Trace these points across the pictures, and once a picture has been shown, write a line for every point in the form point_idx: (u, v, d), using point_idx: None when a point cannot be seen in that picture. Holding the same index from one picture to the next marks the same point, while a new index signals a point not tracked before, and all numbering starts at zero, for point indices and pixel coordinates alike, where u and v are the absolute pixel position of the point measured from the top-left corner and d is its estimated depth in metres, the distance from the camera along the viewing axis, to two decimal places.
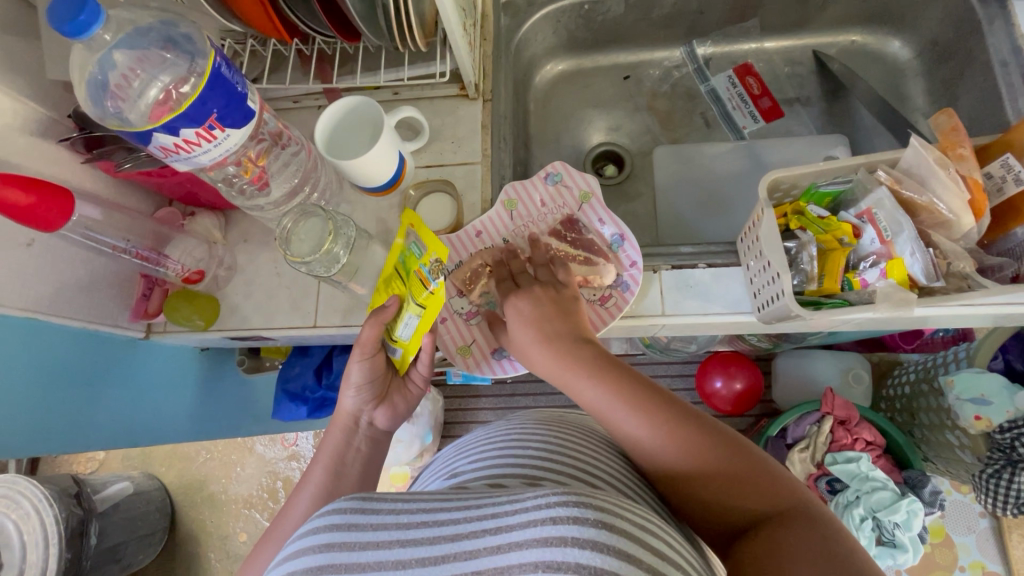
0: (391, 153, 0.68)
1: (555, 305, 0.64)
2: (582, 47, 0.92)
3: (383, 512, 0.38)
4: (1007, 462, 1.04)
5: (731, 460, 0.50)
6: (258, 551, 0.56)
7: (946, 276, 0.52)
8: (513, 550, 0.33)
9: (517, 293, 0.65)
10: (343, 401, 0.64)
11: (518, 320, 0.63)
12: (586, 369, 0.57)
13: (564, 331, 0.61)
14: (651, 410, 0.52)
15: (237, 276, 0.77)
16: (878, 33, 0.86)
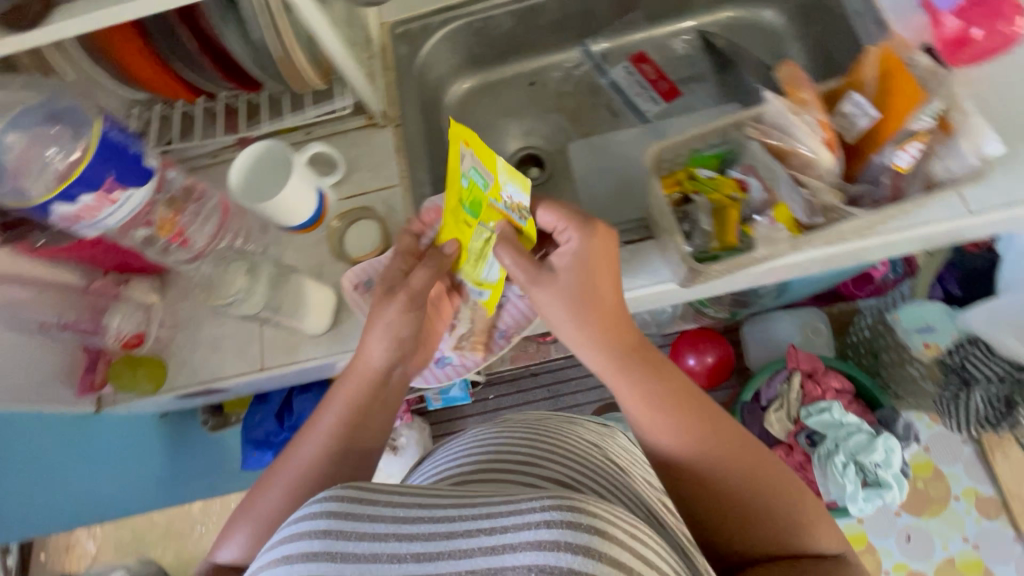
0: (307, 189, 0.72)
1: (610, 279, 0.59)
2: (484, 62, 0.96)
3: (378, 501, 0.34)
4: (962, 384, 1.06)
5: (756, 487, 0.50)
6: (260, 490, 0.55)
7: (822, 212, 0.56)
8: (507, 551, 0.30)
9: (583, 243, 0.59)
10: (372, 355, 0.59)
11: (566, 281, 0.58)
12: (635, 368, 0.55)
13: (620, 323, 0.57)
14: (688, 423, 0.52)
15: (179, 333, 0.78)
16: (752, 5, 0.92)
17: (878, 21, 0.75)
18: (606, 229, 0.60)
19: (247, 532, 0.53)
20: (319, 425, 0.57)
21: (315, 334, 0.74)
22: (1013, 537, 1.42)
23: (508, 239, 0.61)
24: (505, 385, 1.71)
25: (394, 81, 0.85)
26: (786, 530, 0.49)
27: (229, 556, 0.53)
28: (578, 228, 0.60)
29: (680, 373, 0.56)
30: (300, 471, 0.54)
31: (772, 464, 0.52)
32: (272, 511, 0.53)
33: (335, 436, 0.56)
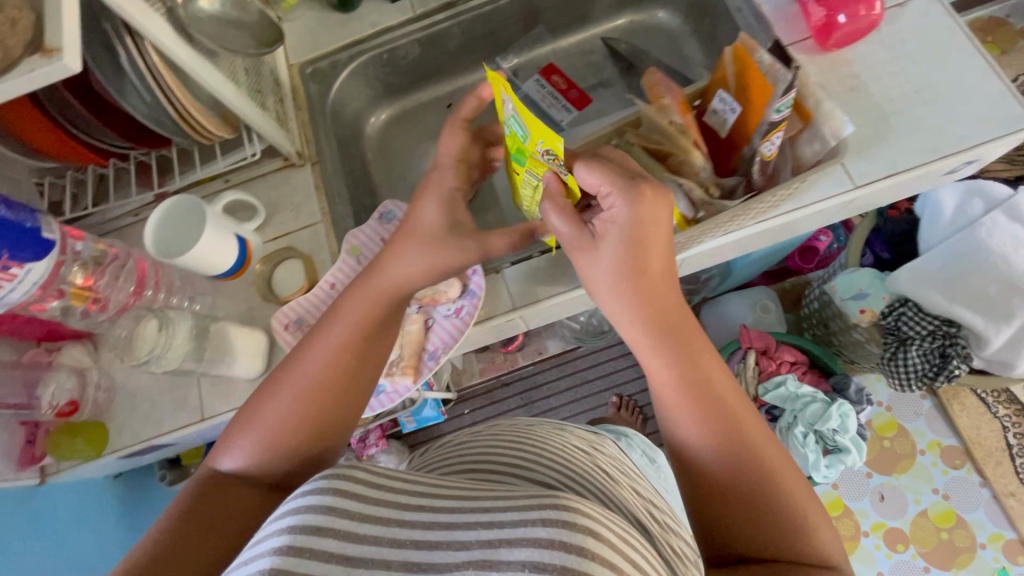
0: (227, 237, 0.73)
1: (661, 253, 0.54)
2: (400, 91, 0.99)
3: (384, 489, 0.34)
4: (899, 343, 1.10)
5: (768, 489, 0.47)
6: (264, 401, 0.55)
7: (703, 207, 0.59)
8: (504, 547, 0.30)
9: (628, 211, 0.53)
10: (392, 267, 0.63)
11: (607, 250, 0.54)
12: (670, 345, 0.52)
13: (665, 297, 0.54)
14: (709, 411, 0.50)
15: (118, 394, 0.78)
16: (648, 9, 0.97)
17: (756, 15, 0.79)
18: (654, 188, 0.54)
19: (251, 441, 0.53)
20: (325, 339, 0.59)
21: (251, 379, 0.75)
22: (980, 483, 1.47)
23: (556, 199, 0.57)
24: (479, 399, 1.68)
25: (308, 121, 0.87)
26: (791, 540, 0.45)
27: (229, 466, 0.53)
28: (623, 193, 0.53)
29: (718, 362, 0.53)
30: (310, 385, 0.55)
31: (790, 472, 0.49)
32: (281, 420, 0.54)
33: (347, 350, 0.58)
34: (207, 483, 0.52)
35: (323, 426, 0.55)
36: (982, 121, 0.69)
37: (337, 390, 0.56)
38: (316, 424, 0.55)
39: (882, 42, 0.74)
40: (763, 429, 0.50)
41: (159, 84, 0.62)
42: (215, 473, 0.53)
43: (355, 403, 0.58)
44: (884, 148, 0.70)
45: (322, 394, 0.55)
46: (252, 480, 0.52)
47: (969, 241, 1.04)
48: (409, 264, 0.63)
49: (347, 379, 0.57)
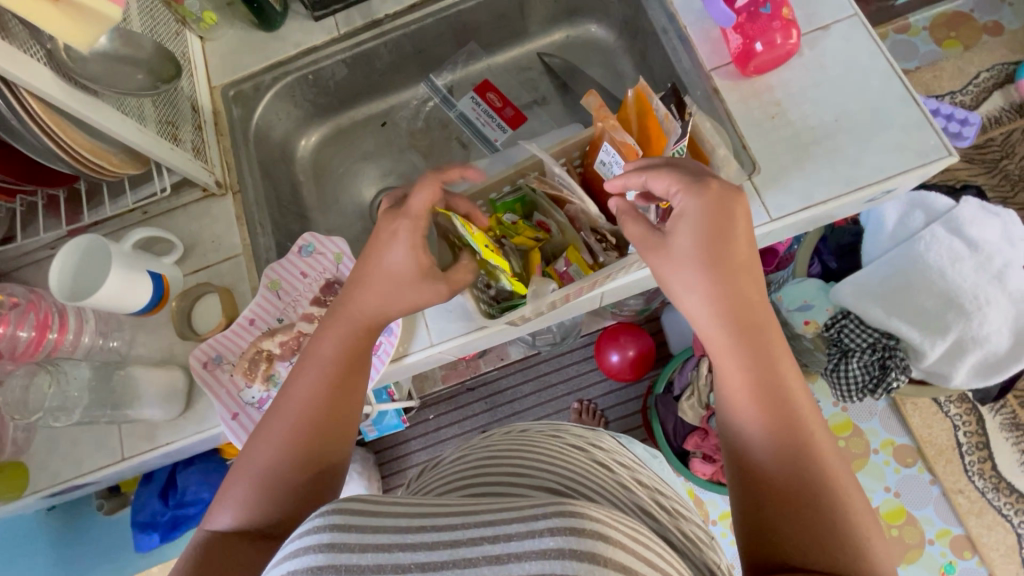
0: (138, 275, 0.71)
1: (744, 247, 0.50)
2: (331, 111, 0.97)
3: (381, 514, 0.34)
4: (841, 354, 1.11)
5: (830, 494, 0.43)
6: (252, 448, 0.53)
7: (603, 251, 0.64)
8: (513, 560, 0.30)
9: (700, 204, 0.50)
10: (368, 293, 0.58)
11: (682, 240, 0.50)
12: (738, 340, 0.48)
13: (746, 290, 0.49)
14: (774, 410, 0.46)
15: (37, 435, 0.77)
16: (583, 24, 0.94)
17: (681, 37, 0.78)
18: (724, 186, 0.50)
19: (242, 493, 0.50)
20: (308, 368, 0.55)
21: (169, 418, 0.74)
22: (930, 481, 1.39)
23: (626, 211, 0.56)
24: (443, 404, 1.63)
25: (229, 146, 0.84)
26: (854, 555, 0.41)
27: (225, 523, 0.49)
28: (688, 189, 0.51)
29: (792, 363, 0.48)
30: (296, 422, 0.52)
31: (854, 486, 0.44)
32: (274, 462, 0.51)
33: (334, 380, 0.55)
34: (207, 543, 0.48)
35: (320, 460, 0.52)
36: (896, 152, 0.69)
37: (328, 423, 0.53)
38: (310, 461, 0.52)
39: (804, 67, 0.73)
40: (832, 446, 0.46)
41: (44, 129, 0.60)
42: (210, 534, 0.49)
43: (347, 427, 0.55)
44: (799, 178, 0.69)
45: (313, 426, 0.53)
46: (253, 529, 0.49)
47: (906, 255, 1.05)
48: (382, 286, 0.58)
49: (332, 410, 0.54)
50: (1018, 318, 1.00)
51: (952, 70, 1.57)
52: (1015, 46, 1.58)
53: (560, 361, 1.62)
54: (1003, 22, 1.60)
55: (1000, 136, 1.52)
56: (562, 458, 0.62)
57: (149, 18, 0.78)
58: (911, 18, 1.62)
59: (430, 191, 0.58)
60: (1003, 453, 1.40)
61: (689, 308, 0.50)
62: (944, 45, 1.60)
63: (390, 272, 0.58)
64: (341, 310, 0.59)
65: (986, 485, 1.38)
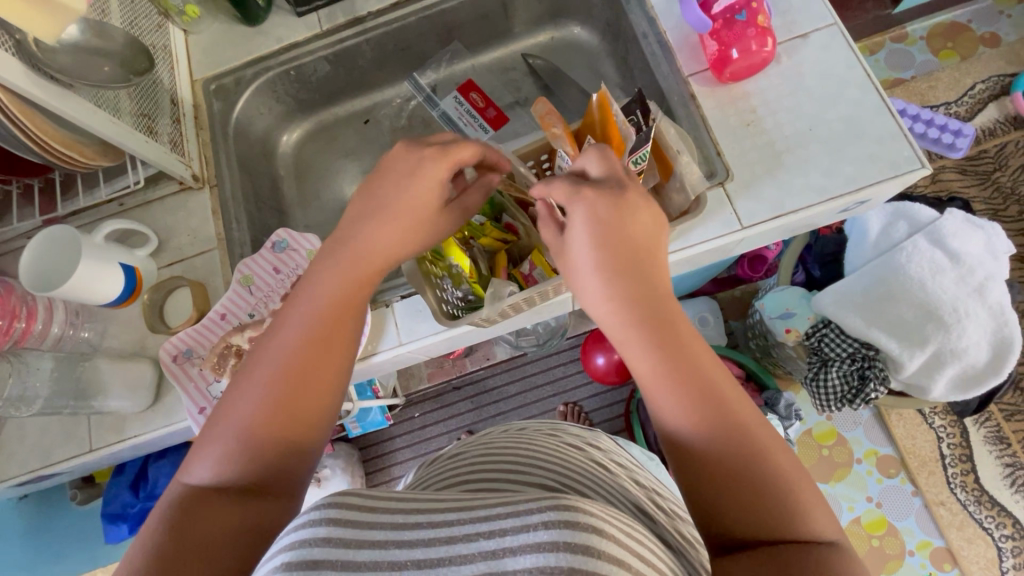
0: (109, 266, 0.71)
1: (638, 238, 0.49)
2: (313, 106, 0.97)
3: (379, 511, 0.34)
4: (821, 363, 1.11)
5: (758, 465, 0.40)
6: (232, 398, 0.47)
7: None
8: (508, 555, 0.31)
9: (585, 209, 0.50)
10: (371, 232, 0.55)
11: (576, 236, 0.50)
12: (639, 325, 0.46)
13: (640, 277, 0.48)
14: (688, 388, 0.43)
15: (7, 424, 0.77)
16: (567, 26, 0.94)
17: (661, 42, 0.78)
18: (601, 189, 0.50)
19: (222, 447, 0.45)
20: (298, 317, 0.50)
21: (138, 410, 0.74)
22: (912, 492, 1.38)
23: (545, 219, 0.56)
24: (429, 402, 1.63)
25: (208, 140, 0.84)
26: (795, 527, 0.38)
27: (204, 477, 0.44)
28: (570, 198, 0.50)
29: (697, 337, 0.46)
30: (282, 373, 0.47)
31: (784, 450, 0.42)
32: (256, 415, 0.45)
33: (320, 329, 0.50)
34: (181, 500, 0.43)
35: (306, 421, 0.47)
36: (868, 162, 0.68)
37: (322, 381, 0.48)
38: (296, 421, 0.46)
39: (781, 75, 0.73)
40: (757, 416, 0.43)
41: (13, 120, 0.61)
42: (184, 489, 0.43)
43: (338, 388, 0.50)
44: (771, 186, 0.69)
45: (296, 375, 0.47)
46: (232, 486, 0.44)
47: (887, 265, 1.05)
48: (387, 231, 0.55)
49: (318, 364, 0.48)
50: (998, 330, 1.00)
51: (948, 81, 1.57)
52: (1012, 58, 1.57)
53: (547, 363, 1.62)
54: (1000, 34, 1.59)
55: (993, 149, 1.51)
56: (553, 456, 0.62)
57: (129, 10, 0.78)
58: (908, 27, 1.61)
59: (406, 169, 0.56)
60: (987, 466, 1.39)
61: (594, 306, 0.49)
62: (941, 55, 1.59)
63: (381, 229, 0.55)
64: (350, 252, 0.54)
65: (968, 497, 1.37)
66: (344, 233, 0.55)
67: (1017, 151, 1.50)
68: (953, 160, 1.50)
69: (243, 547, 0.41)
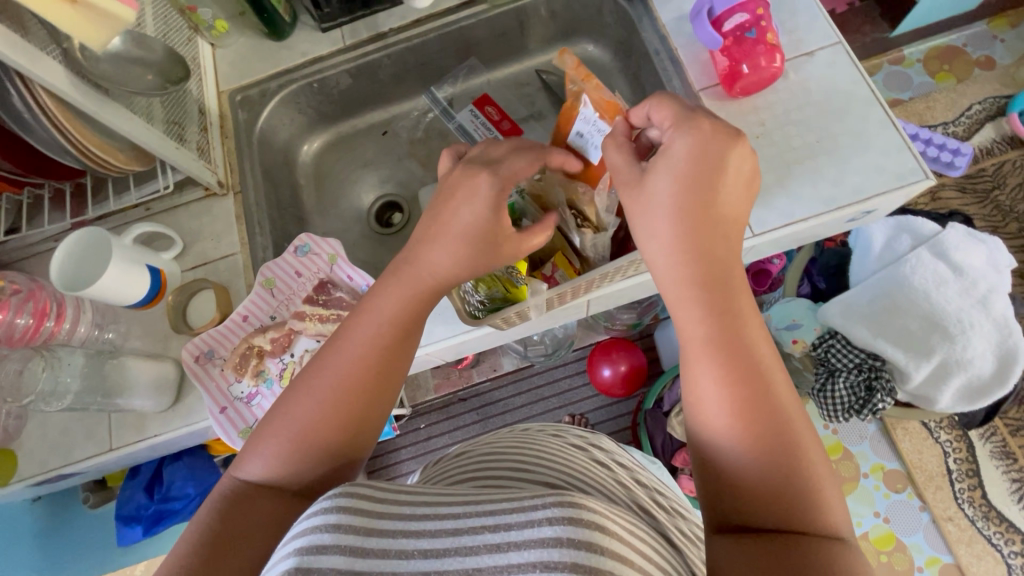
0: (137, 268, 0.73)
1: (727, 197, 0.50)
2: (334, 118, 0.99)
3: (390, 503, 0.37)
4: (828, 374, 1.11)
5: (791, 455, 0.41)
6: (289, 402, 0.51)
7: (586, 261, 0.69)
8: (513, 550, 0.33)
9: (688, 141, 0.50)
10: (432, 258, 0.56)
11: (659, 186, 0.50)
12: (702, 294, 0.47)
13: (712, 244, 0.48)
14: (736, 366, 0.44)
15: (29, 422, 0.77)
16: (581, 43, 0.98)
17: (672, 59, 0.81)
18: (714, 125, 0.50)
19: (277, 448, 0.49)
20: (358, 328, 0.53)
21: (159, 410, 0.75)
22: (920, 507, 1.37)
23: (616, 138, 0.57)
24: (435, 414, 1.63)
25: (233, 148, 0.87)
26: (808, 515, 0.40)
27: (256, 473, 0.49)
28: (678, 125, 0.51)
29: (756, 319, 0.47)
30: (340, 385, 0.51)
31: (814, 446, 0.43)
32: (315, 421, 0.49)
33: (380, 340, 0.53)
34: (231, 493, 0.48)
35: (355, 425, 0.50)
36: (874, 173, 0.71)
37: (373, 392, 0.52)
38: (349, 429, 0.50)
39: (790, 90, 0.76)
40: (796, 407, 0.44)
41: (55, 123, 0.63)
42: (237, 483, 0.48)
43: (389, 395, 0.53)
44: (782, 196, 0.72)
45: (355, 388, 0.51)
46: (284, 487, 0.48)
47: (891, 278, 1.08)
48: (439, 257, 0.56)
49: (371, 380, 0.52)
50: (1003, 342, 1.02)
51: (945, 102, 1.61)
52: (1007, 81, 1.61)
53: (552, 375, 1.63)
54: (994, 57, 1.64)
55: (991, 167, 1.55)
56: (561, 458, 0.65)
57: (162, 24, 0.81)
58: (905, 50, 1.65)
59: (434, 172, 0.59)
60: (995, 482, 1.39)
61: (657, 259, 0.50)
62: (937, 77, 1.63)
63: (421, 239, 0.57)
64: (417, 269, 0.56)
65: (976, 513, 1.36)
66: (410, 255, 0.58)
67: (1014, 170, 1.53)
68: (952, 178, 1.53)
69: (269, 537, 0.46)
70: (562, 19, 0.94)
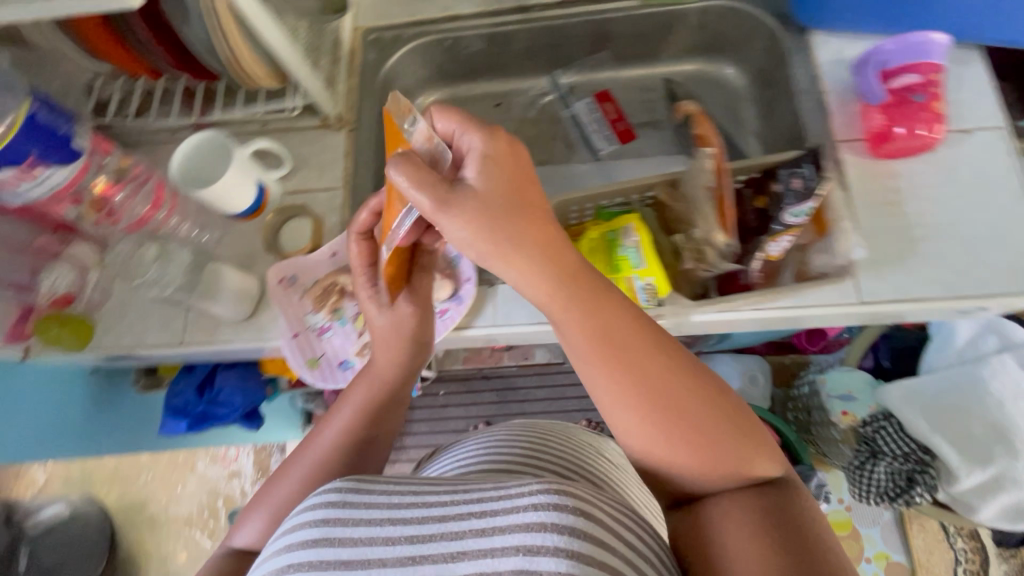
0: (247, 182, 0.74)
1: (535, 196, 0.48)
2: (453, 78, 0.99)
3: (376, 492, 0.43)
4: (869, 455, 1.09)
5: (720, 442, 0.48)
6: (273, 484, 0.61)
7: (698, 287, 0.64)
8: (497, 534, 0.38)
9: (490, 149, 0.47)
10: (381, 359, 0.65)
11: (483, 189, 0.46)
12: (581, 316, 0.49)
13: (562, 261, 0.48)
14: (633, 385, 0.48)
15: (114, 298, 0.81)
16: (719, 61, 0.95)
17: (819, 101, 0.78)
18: (507, 140, 0.48)
19: (262, 519, 0.58)
20: (338, 419, 0.64)
21: (235, 319, 0.77)
22: None
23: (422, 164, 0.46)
24: (457, 383, 1.65)
25: (356, 86, 0.88)
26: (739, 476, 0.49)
27: (246, 541, 0.58)
28: (474, 129, 0.47)
29: (623, 319, 0.50)
30: (319, 462, 0.61)
31: (728, 425, 0.49)
32: (291, 495, 0.59)
33: (353, 427, 0.64)
34: (232, 556, 0.57)
35: None
36: (1003, 273, 0.67)
37: (342, 462, 0.62)
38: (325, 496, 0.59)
39: (936, 165, 0.72)
40: (701, 404, 0.48)
41: (219, 29, 0.65)
42: (235, 550, 0.58)
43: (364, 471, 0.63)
44: (901, 271, 0.68)
45: (331, 466, 0.61)
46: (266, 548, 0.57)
47: (966, 375, 1.04)
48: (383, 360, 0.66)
49: (348, 460, 0.62)
50: None
51: None
52: None
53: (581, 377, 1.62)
54: None
55: None
56: (557, 436, 0.72)
57: None
58: None
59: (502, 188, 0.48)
60: None
61: (527, 287, 0.49)
62: None
63: (382, 327, 0.65)
64: (376, 378, 0.66)
65: None
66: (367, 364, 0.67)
67: None
68: None
69: None
70: (708, 33, 0.92)
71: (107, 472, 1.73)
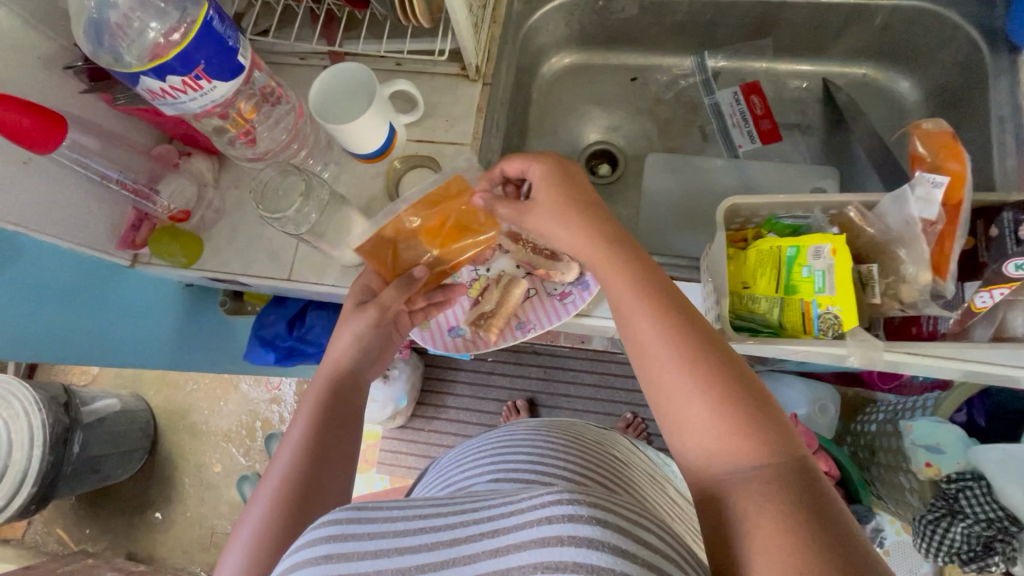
0: (379, 123, 0.69)
1: (587, 190, 0.58)
2: (593, 43, 0.92)
3: (381, 521, 0.39)
4: (946, 513, 1.03)
5: (750, 406, 0.44)
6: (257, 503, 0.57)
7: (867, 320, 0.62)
8: (512, 552, 0.34)
9: (545, 161, 0.59)
10: (334, 346, 0.65)
11: (541, 193, 0.58)
12: (620, 265, 0.52)
13: (602, 229, 0.55)
14: (666, 325, 0.48)
15: (224, 220, 0.79)
16: (890, 70, 0.87)
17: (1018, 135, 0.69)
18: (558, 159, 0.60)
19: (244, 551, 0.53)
20: (298, 420, 0.61)
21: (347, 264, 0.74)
22: None
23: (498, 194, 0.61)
24: (506, 353, 1.62)
25: (498, 36, 0.80)
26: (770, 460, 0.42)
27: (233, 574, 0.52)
28: (534, 156, 0.59)
29: (659, 280, 0.52)
30: (296, 467, 0.57)
31: (760, 394, 0.45)
32: (276, 505, 0.55)
33: (317, 424, 0.60)
34: None
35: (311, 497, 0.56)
36: None
37: (315, 458, 0.58)
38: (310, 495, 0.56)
39: None
40: (734, 365, 0.46)
41: None
42: None
43: (345, 469, 0.60)
44: None
45: (310, 462, 0.58)
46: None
47: None
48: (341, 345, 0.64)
49: (323, 450, 0.59)
50: None
51: None
52: None
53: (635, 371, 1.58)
54: None
55: None
56: (573, 444, 0.68)
57: None
58: None
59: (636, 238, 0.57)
60: None
61: (588, 257, 0.56)
62: None
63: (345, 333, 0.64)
64: (334, 364, 0.64)
65: None
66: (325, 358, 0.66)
67: None
68: None
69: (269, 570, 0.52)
70: (889, 37, 0.83)
71: (156, 375, 1.77)
